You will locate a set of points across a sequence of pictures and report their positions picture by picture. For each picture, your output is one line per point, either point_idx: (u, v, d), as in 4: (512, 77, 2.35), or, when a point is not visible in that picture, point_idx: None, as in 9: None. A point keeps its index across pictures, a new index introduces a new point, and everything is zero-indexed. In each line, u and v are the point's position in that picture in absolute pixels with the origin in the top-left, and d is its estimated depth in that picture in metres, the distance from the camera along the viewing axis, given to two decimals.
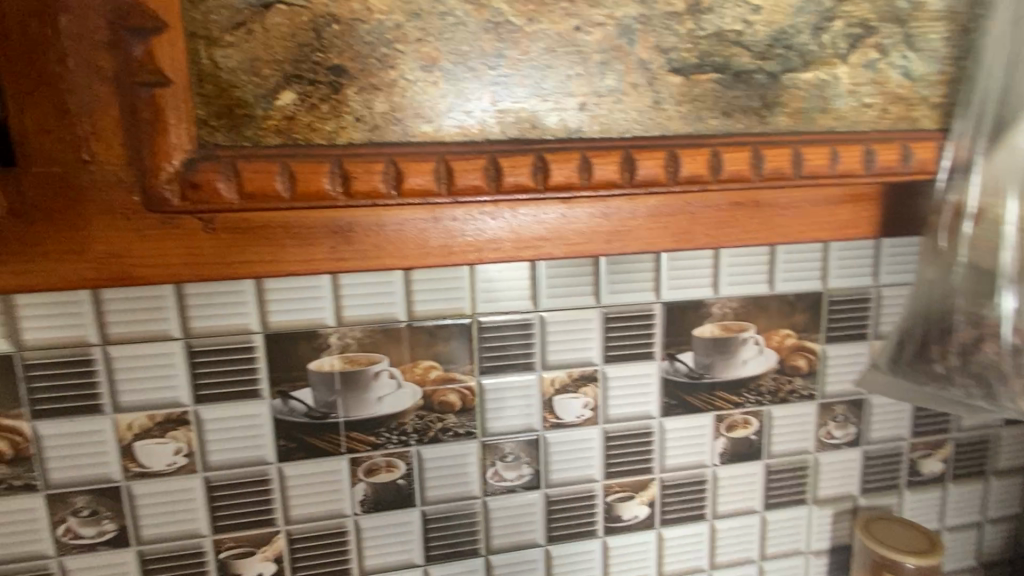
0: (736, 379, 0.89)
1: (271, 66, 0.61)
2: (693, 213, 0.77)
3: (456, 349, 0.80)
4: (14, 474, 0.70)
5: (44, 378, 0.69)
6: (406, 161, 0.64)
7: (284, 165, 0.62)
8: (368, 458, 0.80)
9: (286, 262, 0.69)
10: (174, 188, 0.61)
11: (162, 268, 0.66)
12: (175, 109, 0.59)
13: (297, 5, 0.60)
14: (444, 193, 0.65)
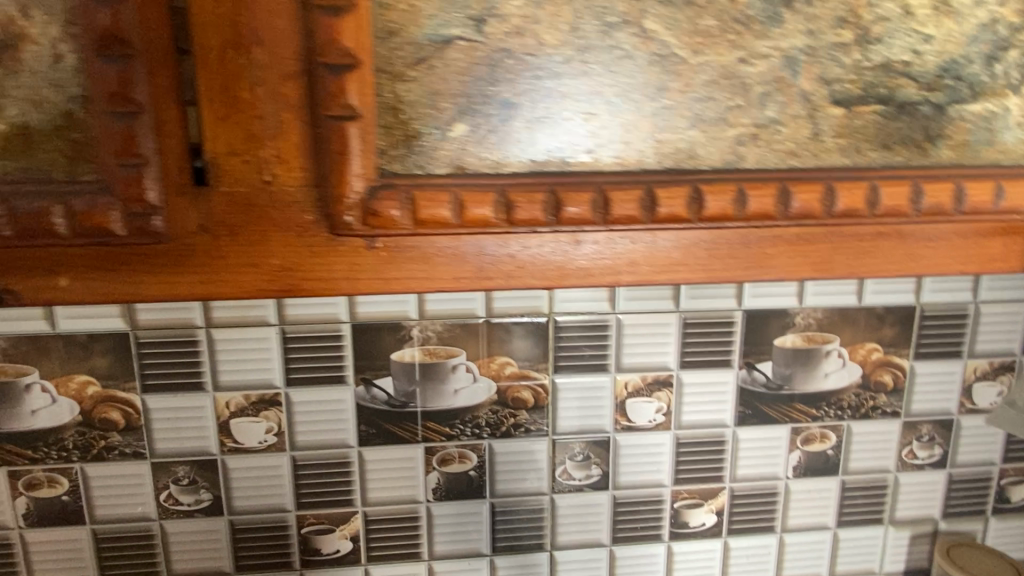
0: (816, 392, 0.86)
1: (447, 100, 0.60)
2: (861, 243, 0.69)
3: (532, 347, 0.80)
4: (126, 442, 0.77)
5: (155, 355, 0.75)
6: (575, 192, 0.61)
7: (454, 195, 0.60)
8: (443, 448, 0.82)
9: (429, 282, 0.65)
10: (355, 215, 0.60)
11: (349, 285, 0.64)
12: (364, 137, 0.58)
13: (477, 37, 0.59)
14: (599, 222, 0.62)
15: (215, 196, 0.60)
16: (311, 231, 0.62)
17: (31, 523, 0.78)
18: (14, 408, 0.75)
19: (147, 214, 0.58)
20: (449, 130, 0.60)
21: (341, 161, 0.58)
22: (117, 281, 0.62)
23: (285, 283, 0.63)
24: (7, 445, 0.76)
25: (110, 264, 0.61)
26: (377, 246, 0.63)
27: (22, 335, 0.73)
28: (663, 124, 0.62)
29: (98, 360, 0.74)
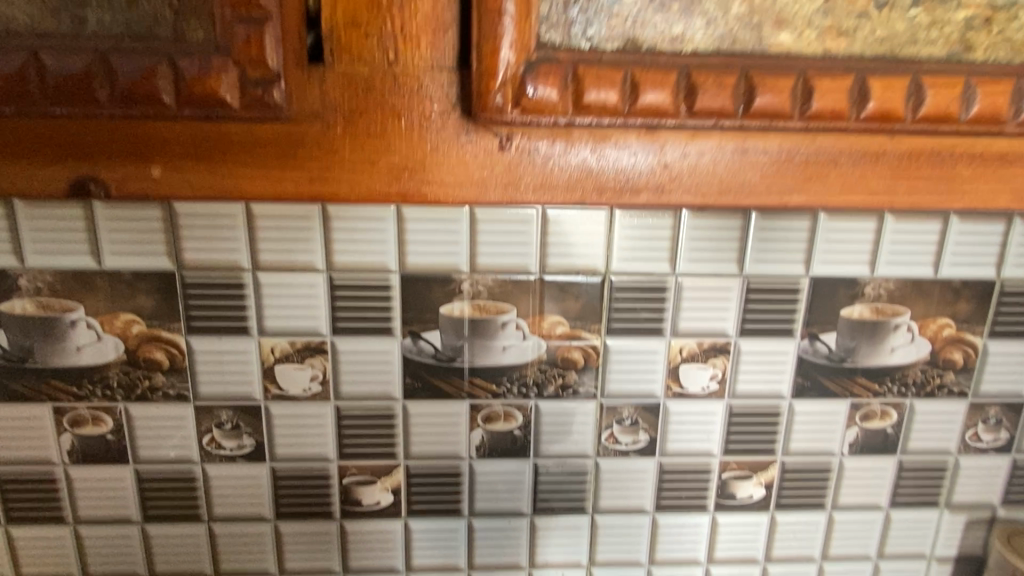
0: (880, 367, 0.82)
1: None
2: (822, 164, 0.72)
3: (586, 306, 0.77)
4: (170, 383, 0.76)
5: (201, 296, 0.73)
6: (663, 80, 0.64)
7: (627, 75, 0.64)
8: (488, 405, 0.80)
9: (483, 183, 0.71)
10: (507, 95, 0.64)
11: (463, 185, 0.71)
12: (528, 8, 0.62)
13: None
14: (681, 115, 0.66)
15: (376, 75, 0.66)
16: (421, 125, 0.68)
17: (75, 460, 0.78)
18: (60, 343, 0.74)
19: (268, 83, 0.63)
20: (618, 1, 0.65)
21: (499, 29, 0.62)
22: (218, 155, 0.68)
23: (422, 172, 0.70)
24: (53, 380, 0.75)
25: (201, 150, 0.67)
26: (476, 141, 0.69)
27: (68, 270, 0.71)
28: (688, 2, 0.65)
29: (143, 299, 0.73)
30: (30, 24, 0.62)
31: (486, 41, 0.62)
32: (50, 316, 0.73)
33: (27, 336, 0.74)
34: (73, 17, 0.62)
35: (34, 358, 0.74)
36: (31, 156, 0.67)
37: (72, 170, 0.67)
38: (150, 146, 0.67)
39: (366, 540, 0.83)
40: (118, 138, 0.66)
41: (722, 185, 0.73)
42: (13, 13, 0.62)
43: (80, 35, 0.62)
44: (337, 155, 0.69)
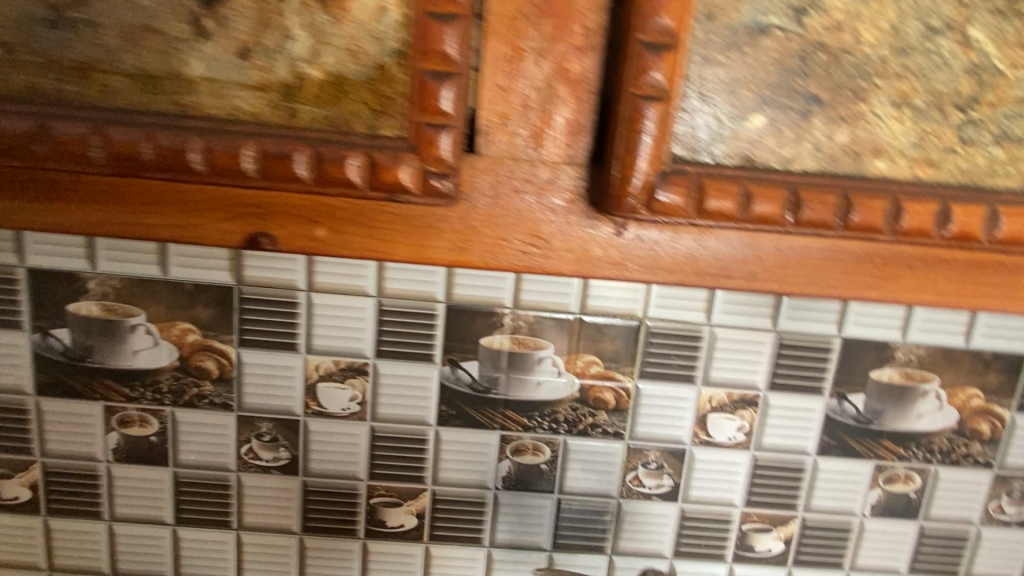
0: (906, 431, 0.83)
1: (750, 88, 0.62)
2: (896, 261, 0.70)
3: (621, 349, 0.79)
4: (217, 392, 0.79)
5: (255, 311, 0.76)
6: (773, 196, 0.62)
7: (744, 187, 0.63)
8: (518, 438, 0.82)
9: (594, 262, 0.70)
10: (641, 198, 0.63)
11: (574, 265, 0.70)
12: (667, 121, 0.61)
13: (791, 30, 0.61)
14: (788, 224, 0.64)
15: (520, 167, 0.66)
16: (534, 207, 0.68)
17: (118, 458, 0.81)
18: (119, 346, 0.78)
19: (441, 175, 0.64)
20: (742, 121, 0.62)
21: (641, 138, 0.61)
22: (358, 230, 0.70)
23: (541, 245, 0.69)
24: (108, 380, 0.79)
25: (274, 210, 0.69)
26: (596, 227, 0.69)
27: (135, 278, 0.75)
28: (795, 121, 0.62)
29: (201, 310, 0.76)
30: (228, 112, 0.62)
31: (629, 151, 0.61)
32: (112, 319, 0.77)
33: (89, 336, 0.77)
34: (283, 106, 0.62)
35: (93, 357, 0.78)
36: (161, 212, 0.69)
37: (173, 232, 0.70)
38: (219, 211, 0.69)
39: (386, 561, 0.85)
40: (202, 199, 0.69)
41: (736, 270, 0.70)
42: (202, 97, 0.62)
43: (264, 120, 0.63)
44: (477, 230, 0.69)
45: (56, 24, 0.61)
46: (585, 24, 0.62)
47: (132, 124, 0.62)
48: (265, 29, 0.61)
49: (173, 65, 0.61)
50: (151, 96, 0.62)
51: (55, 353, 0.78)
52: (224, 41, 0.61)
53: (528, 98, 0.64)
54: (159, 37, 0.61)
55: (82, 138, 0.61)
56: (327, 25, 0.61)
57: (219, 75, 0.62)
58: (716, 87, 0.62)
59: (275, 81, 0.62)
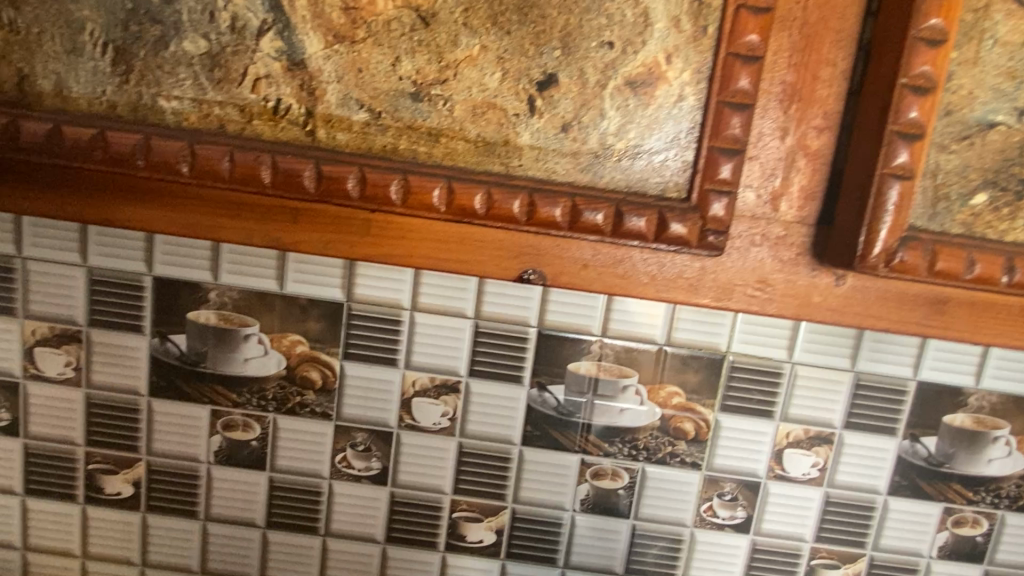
0: (976, 475, 0.84)
1: (978, 172, 0.68)
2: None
3: (703, 381, 0.82)
4: (318, 401, 0.83)
5: (361, 327, 0.81)
6: (993, 258, 0.67)
7: (970, 253, 0.67)
8: (598, 462, 0.85)
9: (815, 307, 0.75)
10: (885, 261, 0.67)
11: (796, 310, 0.75)
12: (906, 199, 0.66)
13: (1014, 125, 0.67)
14: (1003, 285, 0.68)
15: (757, 225, 0.73)
16: (766, 258, 0.74)
17: (219, 460, 0.86)
18: (231, 353, 0.83)
19: (715, 232, 0.69)
20: (968, 199, 0.68)
21: (882, 214, 0.66)
22: (620, 278, 0.75)
23: (768, 290, 0.75)
24: (217, 385, 0.84)
25: (553, 257, 0.74)
26: (819, 276, 0.74)
27: (253, 291, 0.81)
28: (1011, 202, 0.68)
29: (312, 323, 0.82)
30: (546, 174, 0.70)
31: (876, 220, 0.66)
32: (228, 328, 0.82)
33: (204, 342, 0.83)
34: (591, 169, 0.70)
35: (206, 363, 0.84)
36: (451, 251, 0.75)
37: (462, 266, 0.75)
38: (508, 249, 0.75)
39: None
40: (496, 244, 0.75)
41: (936, 324, 0.75)
42: (527, 161, 0.70)
43: (579, 183, 0.70)
44: (709, 271, 0.75)
45: (418, 97, 0.69)
46: (825, 111, 0.71)
47: (467, 179, 0.69)
48: (584, 108, 0.69)
49: (505, 136, 0.70)
50: (487, 158, 0.70)
51: (171, 357, 0.83)
52: (550, 117, 0.69)
53: (770, 167, 0.72)
54: (500, 110, 0.69)
55: (430, 189, 0.68)
56: (636, 107, 0.69)
57: (542, 144, 0.70)
58: (944, 172, 0.68)
59: (586, 153, 0.70)
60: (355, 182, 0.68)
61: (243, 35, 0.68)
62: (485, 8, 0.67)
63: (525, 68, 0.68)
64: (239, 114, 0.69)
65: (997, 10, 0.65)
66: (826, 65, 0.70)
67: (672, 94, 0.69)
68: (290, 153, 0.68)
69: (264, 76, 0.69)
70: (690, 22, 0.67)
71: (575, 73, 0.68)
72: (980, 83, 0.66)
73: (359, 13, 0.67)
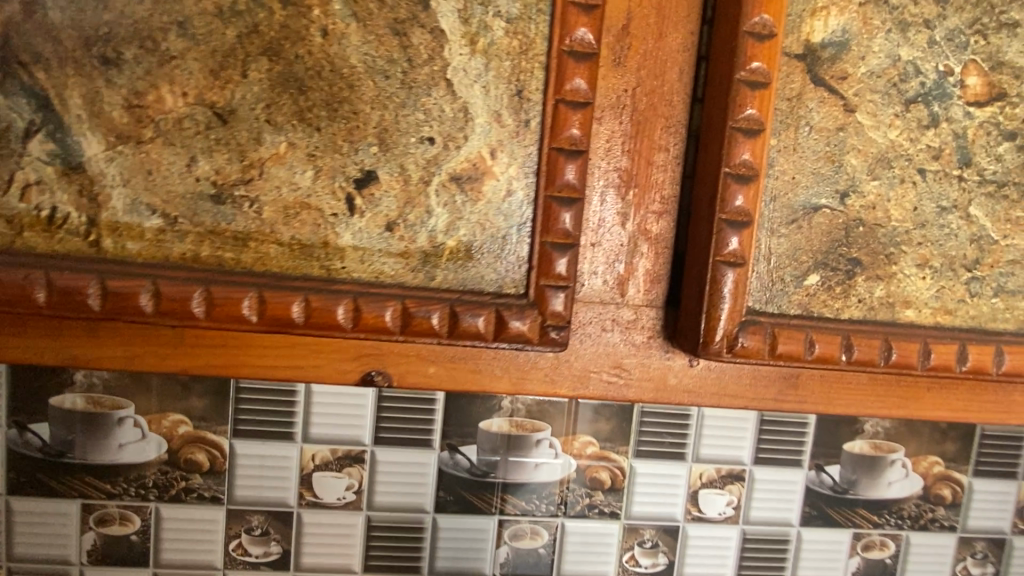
0: (878, 499, 0.87)
1: (808, 255, 0.69)
2: (916, 382, 0.77)
3: (616, 429, 0.82)
4: (207, 485, 0.77)
5: (251, 402, 0.76)
6: (831, 339, 0.69)
7: (808, 333, 0.69)
8: (516, 521, 0.82)
9: (672, 390, 0.75)
10: (725, 346, 0.67)
11: (653, 392, 0.75)
12: (741, 285, 0.67)
13: (837, 209, 0.69)
14: (842, 363, 0.69)
15: (608, 310, 0.73)
16: (619, 343, 0.74)
17: (93, 561, 0.76)
18: (102, 440, 0.75)
19: (558, 327, 0.68)
20: (802, 281, 0.69)
21: (720, 301, 0.67)
22: (471, 373, 0.73)
23: (624, 375, 0.74)
24: (88, 477, 0.75)
25: (393, 352, 0.72)
26: (672, 358, 0.75)
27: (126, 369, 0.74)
28: (842, 280, 0.70)
29: (195, 401, 0.75)
30: (373, 276, 0.66)
31: (714, 309, 0.67)
32: (98, 413, 0.74)
33: (70, 431, 0.74)
34: (424, 270, 0.67)
35: (73, 452, 0.74)
36: (294, 358, 0.71)
37: (301, 373, 0.71)
38: (345, 353, 0.71)
39: None
40: (329, 345, 0.71)
41: (791, 396, 0.76)
42: (350, 263, 0.66)
43: (407, 283, 0.66)
44: (564, 361, 0.74)
45: (220, 199, 0.63)
46: (662, 195, 0.72)
47: (275, 286, 0.64)
48: (410, 207, 0.66)
49: (323, 237, 0.65)
50: (303, 261, 0.65)
51: (30, 449, 0.74)
52: (372, 217, 0.65)
53: (614, 254, 0.72)
54: (314, 210, 0.64)
55: (239, 300, 0.63)
56: (464, 203, 0.67)
57: (366, 245, 0.66)
58: (777, 255, 0.69)
59: (411, 252, 0.66)
60: (148, 297, 0.62)
61: (5, 136, 0.60)
62: (290, 103, 0.63)
63: (340, 165, 0.64)
64: (6, 225, 0.61)
65: (810, 97, 0.67)
66: (659, 151, 0.71)
67: (501, 187, 0.67)
68: (68, 269, 0.61)
69: (34, 183, 0.61)
70: (513, 116, 0.66)
71: (395, 169, 0.65)
72: (800, 169, 0.68)
73: (145, 111, 0.61)
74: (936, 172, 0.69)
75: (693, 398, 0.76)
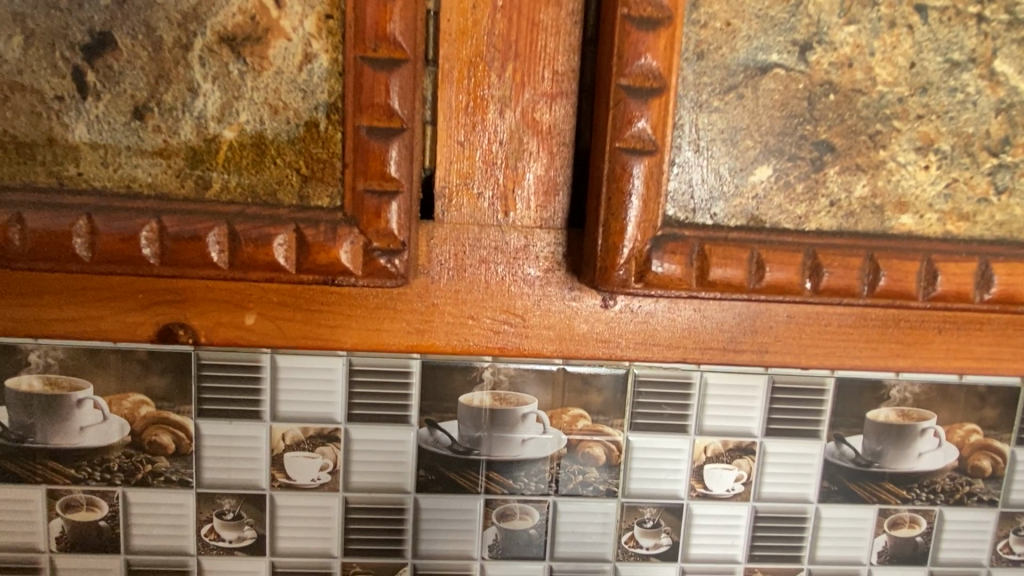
0: (907, 472, 0.79)
1: (753, 139, 0.59)
2: (914, 324, 0.69)
3: (609, 401, 0.75)
4: (173, 468, 0.73)
5: (215, 379, 0.71)
6: (771, 259, 0.58)
7: (697, 244, 0.58)
8: (504, 501, 0.76)
9: (581, 338, 0.67)
10: (631, 270, 0.57)
11: (555, 343, 0.67)
12: (656, 177, 0.56)
13: (798, 70, 0.58)
14: (806, 292, 0.59)
15: (488, 235, 0.64)
16: (505, 277, 0.65)
17: (63, 548, 0.74)
18: (63, 424, 0.71)
19: (389, 252, 0.57)
20: (748, 176, 0.60)
21: (623, 213, 0.56)
22: (302, 323, 0.66)
23: (516, 323, 0.66)
24: (51, 462, 0.72)
25: (198, 300, 0.65)
26: (579, 300, 0.66)
27: (81, 348, 0.70)
28: (806, 175, 0.60)
29: (155, 379, 0.71)
30: (122, 185, 0.56)
31: (615, 220, 0.56)
32: (56, 395, 0.71)
33: (30, 414, 0.71)
34: (189, 174, 0.56)
35: (34, 437, 0.71)
36: (50, 301, 0.64)
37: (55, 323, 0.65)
38: (134, 297, 0.65)
39: None
40: (160, 290, 0.65)
41: (747, 344, 0.69)
42: (88, 167, 0.56)
43: (168, 198, 0.56)
44: (439, 308, 0.66)
45: None
46: (553, 69, 0.61)
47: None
48: (164, 83, 0.55)
49: (49, 133, 0.55)
50: (23, 165, 0.55)
51: None
52: (113, 100, 0.55)
53: (499, 158, 0.62)
54: (30, 93, 0.55)
55: (3, 227, 0.54)
56: (242, 75, 0.56)
57: (107, 140, 0.56)
58: (708, 134, 0.59)
59: (184, 133, 0.56)
60: None
61: None
62: None
63: (63, 28, 0.54)
64: None
65: None
66: (550, 6, 0.60)
67: (295, 51, 0.55)
68: None
69: None
70: None
71: (138, 30, 0.54)
72: (737, 13, 0.57)
73: None
74: (942, 11, 0.58)
75: (607, 349, 0.68)
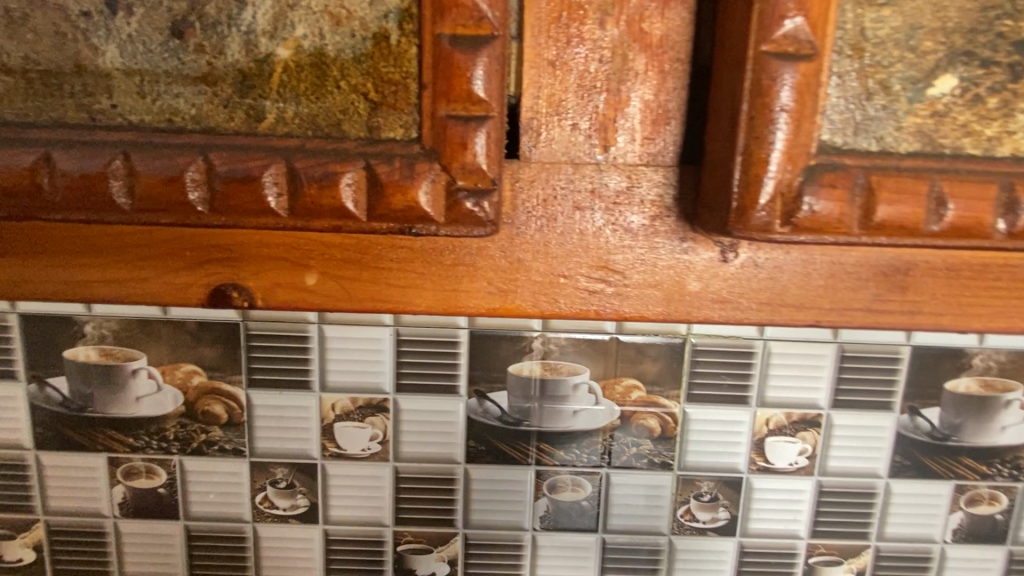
0: (988, 446, 0.73)
1: (936, 37, 0.53)
2: None
3: (665, 371, 0.71)
4: (226, 437, 0.73)
5: (264, 349, 0.71)
6: (965, 190, 0.52)
7: (863, 175, 0.52)
8: (555, 473, 0.74)
9: (702, 297, 0.62)
10: (775, 207, 0.52)
11: (662, 304, 0.62)
12: (809, 91, 0.50)
13: None
14: (998, 237, 0.54)
15: (583, 174, 0.59)
16: (603, 227, 0.60)
17: (125, 513, 0.75)
18: (120, 393, 0.72)
19: (480, 193, 0.53)
20: (928, 90, 0.54)
21: (764, 140, 0.50)
22: (365, 280, 0.61)
23: (614, 280, 0.62)
24: (110, 431, 0.73)
25: (254, 257, 0.60)
26: (693, 252, 0.61)
27: (135, 319, 0.70)
28: (1000, 84, 0.54)
29: (207, 349, 0.71)
30: (162, 118, 0.54)
31: (754, 145, 0.50)
32: (112, 365, 0.71)
33: (88, 383, 0.72)
34: (243, 104, 0.54)
35: (94, 407, 0.73)
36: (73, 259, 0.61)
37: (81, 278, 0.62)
38: (181, 256, 0.61)
39: None
40: (193, 244, 0.60)
41: (899, 305, 0.62)
42: (122, 98, 0.54)
43: (216, 133, 0.54)
44: (526, 265, 0.61)
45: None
46: None
47: (24, 144, 0.52)
48: None
49: (77, 60, 0.53)
50: (50, 98, 0.54)
51: (53, 404, 0.72)
52: (149, 15, 0.52)
53: (597, 83, 0.57)
54: (52, 11, 0.52)
55: (31, 169, 0.52)
56: None
57: (145, 66, 0.53)
58: (879, 42, 0.53)
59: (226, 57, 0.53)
60: None
61: None
62: None
63: None
64: None
65: None
66: None
67: None
68: None
69: None
70: None
71: None
72: None
73: None
74: None
75: (727, 311, 0.63)
